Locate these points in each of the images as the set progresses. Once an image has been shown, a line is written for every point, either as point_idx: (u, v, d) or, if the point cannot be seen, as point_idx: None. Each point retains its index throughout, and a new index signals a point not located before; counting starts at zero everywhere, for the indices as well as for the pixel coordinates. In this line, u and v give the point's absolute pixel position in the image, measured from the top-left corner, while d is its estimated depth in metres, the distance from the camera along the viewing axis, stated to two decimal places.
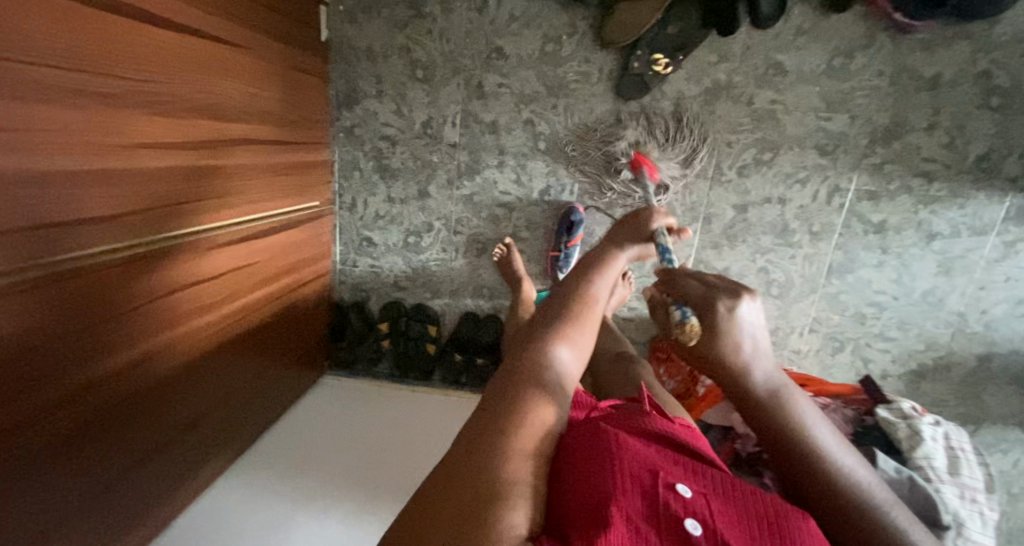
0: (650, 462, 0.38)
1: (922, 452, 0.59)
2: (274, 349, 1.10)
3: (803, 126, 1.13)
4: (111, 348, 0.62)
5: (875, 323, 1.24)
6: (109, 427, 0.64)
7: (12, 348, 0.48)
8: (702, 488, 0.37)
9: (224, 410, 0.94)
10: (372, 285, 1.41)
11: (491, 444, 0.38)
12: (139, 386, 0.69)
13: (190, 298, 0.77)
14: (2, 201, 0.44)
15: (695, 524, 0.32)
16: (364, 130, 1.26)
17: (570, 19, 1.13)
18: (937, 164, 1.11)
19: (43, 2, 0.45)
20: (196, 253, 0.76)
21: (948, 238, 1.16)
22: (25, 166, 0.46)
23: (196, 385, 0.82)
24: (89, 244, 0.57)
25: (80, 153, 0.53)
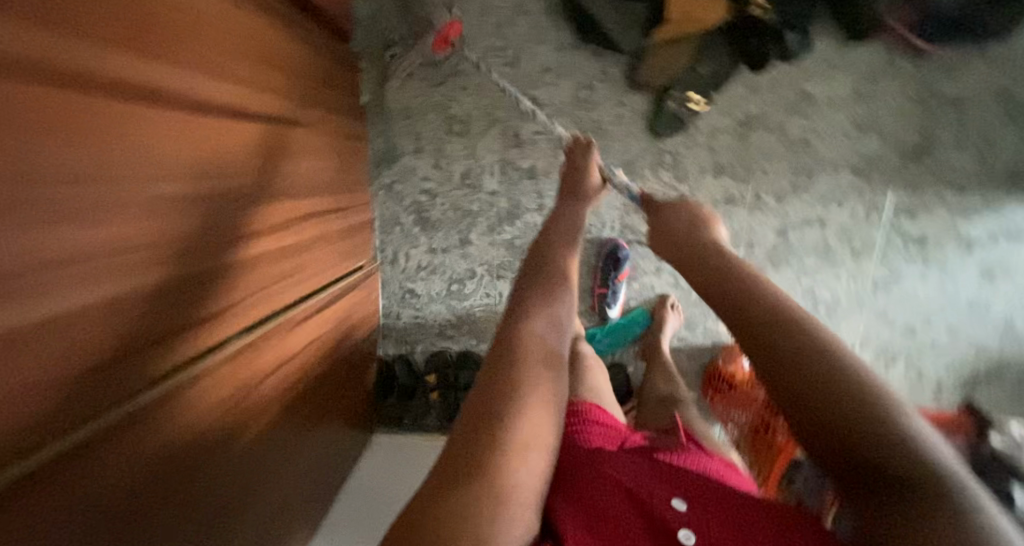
0: (646, 486, 0.43)
1: None
2: (333, 418, 1.07)
3: (836, 150, 1.17)
4: (228, 443, 0.64)
5: (925, 333, 1.25)
6: (211, 539, 0.61)
7: (158, 458, 0.49)
8: (695, 500, 0.42)
9: (303, 489, 0.93)
10: (418, 336, 1.41)
11: (482, 423, 0.38)
12: (230, 493, 0.65)
13: (277, 376, 0.78)
14: (136, 310, 0.46)
15: (689, 534, 0.36)
16: (403, 185, 1.27)
17: (602, 66, 1.17)
18: (968, 176, 1.14)
19: (161, 119, 0.48)
20: (282, 332, 0.77)
21: (987, 246, 1.18)
22: (152, 276, 0.48)
23: (284, 464, 0.83)
24: (207, 340, 0.59)
25: (173, 261, 0.51)
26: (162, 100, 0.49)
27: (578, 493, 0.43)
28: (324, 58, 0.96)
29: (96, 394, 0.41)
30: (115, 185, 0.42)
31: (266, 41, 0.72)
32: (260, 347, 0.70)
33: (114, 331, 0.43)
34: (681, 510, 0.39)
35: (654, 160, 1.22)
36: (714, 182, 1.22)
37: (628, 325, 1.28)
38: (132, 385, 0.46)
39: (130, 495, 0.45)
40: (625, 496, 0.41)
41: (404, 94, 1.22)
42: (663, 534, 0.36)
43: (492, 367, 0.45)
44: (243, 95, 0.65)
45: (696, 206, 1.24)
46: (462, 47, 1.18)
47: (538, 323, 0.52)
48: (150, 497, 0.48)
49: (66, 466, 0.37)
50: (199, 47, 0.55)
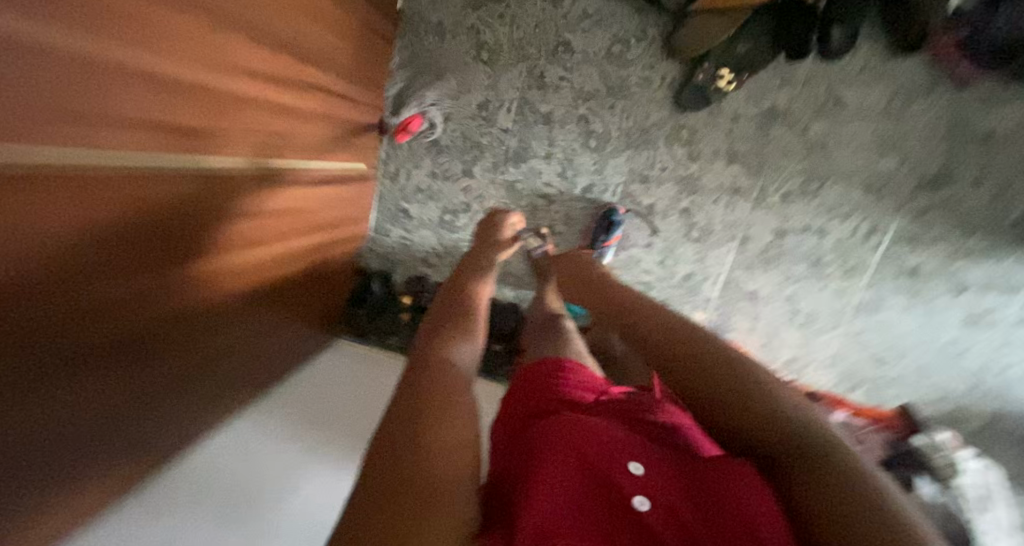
0: (598, 437, 0.40)
1: None
2: (298, 302, 1.09)
3: (852, 162, 1.15)
4: (185, 260, 0.64)
5: (892, 366, 1.26)
6: (152, 347, 0.63)
7: (113, 233, 0.49)
8: (648, 460, 0.40)
9: (254, 355, 0.95)
10: (402, 257, 1.43)
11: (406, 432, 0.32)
12: (179, 313, 0.66)
13: (251, 226, 0.79)
14: (121, 83, 0.45)
15: (644, 500, 0.34)
16: (419, 102, 1.27)
17: (642, 24, 1.15)
18: (977, 218, 1.13)
19: None
20: (264, 184, 0.79)
21: (977, 292, 1.17)
22: (141, 58, 0.47)
23: (238, 318, 0.84)
24: (184, 150, 0.59)
25: (163, 54, 0.51)
26: None
27: (532, 453, 0.40)
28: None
29: (73, 133, 0.41)
30: None
31: None
32: (238, 186, 0.72)
33: (99, 92, 0.43)
34: (636, 476, 0.37)
35: (671, 133, 1.21)
36: (723, 169, 1.21)
37: None
38: (105, 149, 0.46)
39: (79, 251, 0.45)
40: (585, 451, 0.38)
41: (441, 11, 1.21)
42: (621, 501, 0.34)
43: (413, 380, 0.39)
44: None
45: (700, 189, 1.23)
46: None
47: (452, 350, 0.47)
48: (98, 266, 0.49)
49: (32, 182, 0.37)
50: None
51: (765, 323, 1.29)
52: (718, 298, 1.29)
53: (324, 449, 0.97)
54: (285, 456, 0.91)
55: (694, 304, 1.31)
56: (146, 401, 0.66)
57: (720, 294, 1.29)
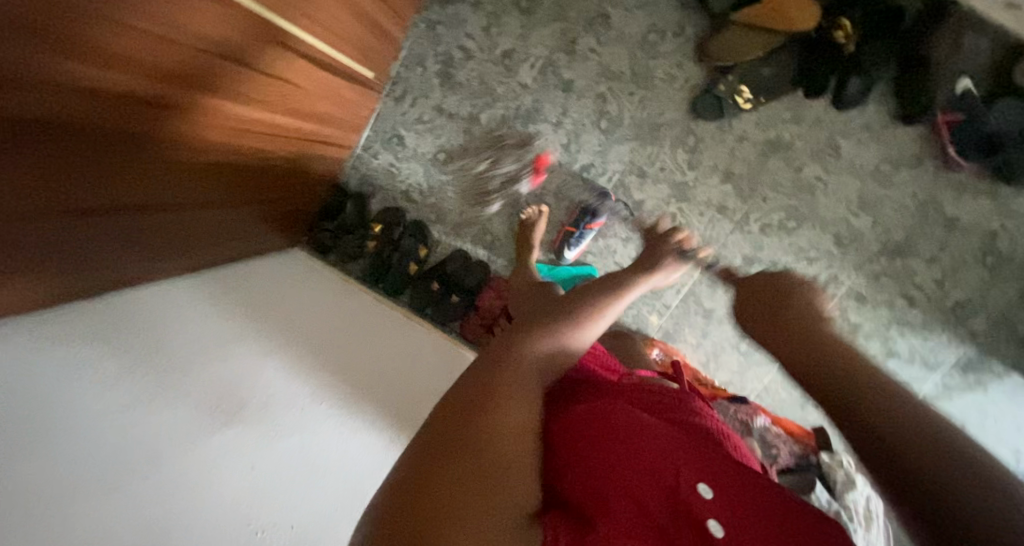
0: (660, 456, 0.39)
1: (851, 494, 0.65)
2: (258, 188, 1.04)
3: (832, 212, 1.21)
4: (109, 63, 0.53)
5: (812, 411, 1.34)
6: (82, 144, 0.59)
7: None
8: (713, 476, 0.38)
9: (186, 214, 0.87)
10: (384, 184, 1.38)
11: (468, 434, 0.35)
12: (85, 117, 0.56)
13: (208, 60, 0.68)
14: None
15: (718, 526, 0.33)
16: (446, 31, 1.23)
17: (682, 20, 1.15)
18: (922, 293, 1.21)
19: None
20: (241, 21, 0.69)
21: (902, 361, 1.27)
22: None
23: (169, 162, 0.75)
24: None
25: None
26: None
27: (592, 458, 0.41)
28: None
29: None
30: None
31: None
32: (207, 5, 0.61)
33: None
34: (707, 498, 0.35)
35: (678, 136, 1.23)
36: (716, 185, 1.24)
37: (574, 273, 1.27)
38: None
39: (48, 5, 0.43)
40: (645, 469, 0.38)
41: None
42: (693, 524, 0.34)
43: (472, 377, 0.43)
44: None
45: (690, 198, 1.26)
46: None
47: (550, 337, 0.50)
48: (58, 34, 0.45)
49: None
50: None
51: (712, 342, 1.34)
52: (676, 308, 1.33)
53: (250, 338, 0.92)
54: (201, 329, 0.87)
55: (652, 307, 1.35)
56: (55, 203, 0.62)
57: (679, 304, 1.33)
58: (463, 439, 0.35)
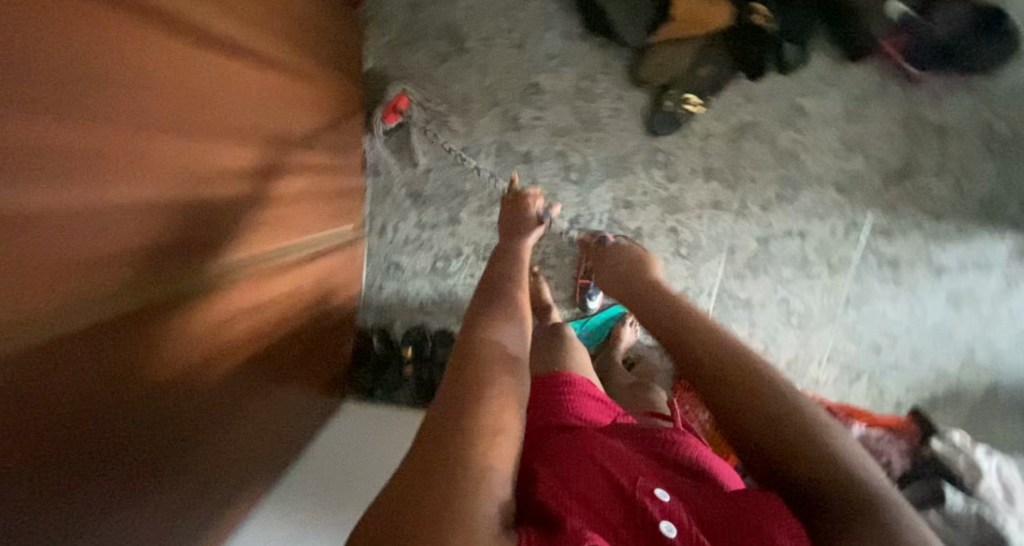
0: (622, 468, 0.38)
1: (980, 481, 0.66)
2: (303, 382, 1.05)
3: (822, 165, 1.20)
4: (180, 377, 0.58)
5: (889, 352, 1.30)
6: (194, 440, 0.64)
7: (82, 388, 0.42)
8: (688, 498, 0.36)
9: (269, 435, 0.92)
10: (398, 309, 1.39)
11: (457, 420, 0.29)
12: (184, 426, 0.61)
13: (246, 321, 0.74)
14: (101, 233, 0.42)
15: (672, 528, 0.30)
16: (398, 157, 1.27)
17: (606, 58, 1.18)
18: (944, 204, 1.19)
19: (154, 46, 0.47)
20: (257, 277, 0.75)
21: (955, 273, 1.23)
22: (122, 200, 0.45)
23: (254, 407, 0.81)
24: (156, 274, 0.52)
25: (145, 183, 0.48)
26: (160, 24, 0.48)
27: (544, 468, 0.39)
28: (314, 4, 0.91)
29: (94, 290, 0.42)
30: (102, 98, 0.40)
31: None
32: (222, 289, 0.66)
33: (72, 244, 0.39)
34: (667, 501, 0.34)
35: (648, 157, 1.24)
36: (703, 185, 1.25)
37: (604, 319, 1.33)
38: (132, 287, 0.48)
39: (105, 394, 0.45)
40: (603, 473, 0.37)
41: (407, 65, 1.21)
42: (647, 525, 0.31)
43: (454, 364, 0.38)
44: (240, 31, 0.65)
45: (683, 207, 1.26)
46: (470, 25, 1.18)
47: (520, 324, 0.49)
48: (131, 393, 0.50)
49: (67, 341, 0.39)
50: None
51: (763, 328, 1.32)
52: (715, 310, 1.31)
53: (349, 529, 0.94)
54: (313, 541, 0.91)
55: None
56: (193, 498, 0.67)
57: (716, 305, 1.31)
58: (457, 427, 0.28)
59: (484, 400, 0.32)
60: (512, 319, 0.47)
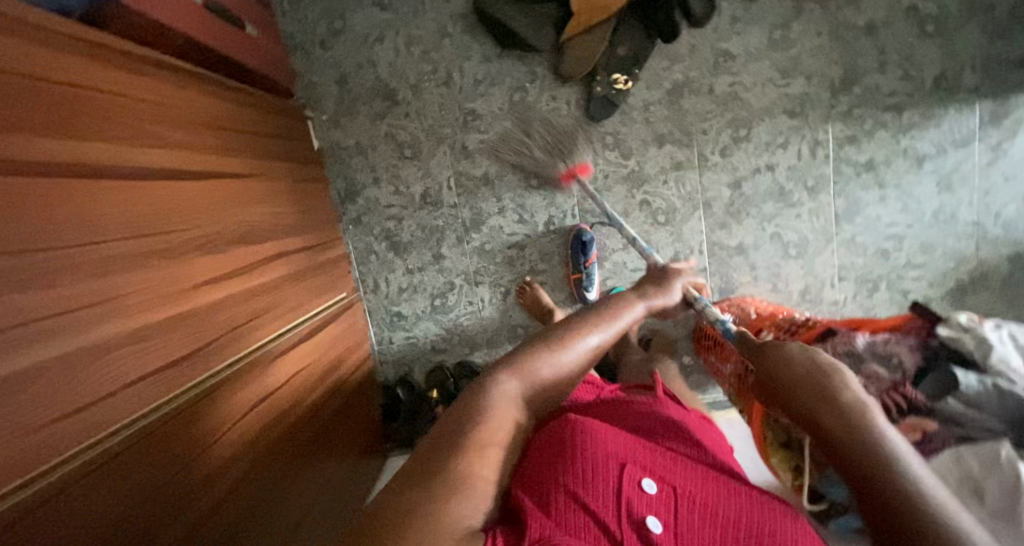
0: (622, 459, 0.48)
1: (997, 356, 0.60)
2: (339, 451, 1.07)
3: (766, 98, 1.21)
4: (211, 482, 0.60)
5: (899, 254, 1.27)
6: (243, 532, 0.66)
7: (123, 510, 0.45)
8: (667, 486, 0.47)
9: (320, 509, 0.93)
10: (413, 356, 1.44)
11: (462, 440, 0.43)
12: (229, 525, 0.62)
13: (263, 412, 0.76)
14: (100, 367, 0.46)
15: (657, 523, 0.41)
16: (370, 216, 1.33)
17: (528, 67, 1.23)
18: (900, 95, 1.17)
19: (112, 189, 0.53)
20: (262, 366, 0.78)
21: (937, 158, 1.20)
22: (111, 334, 0.49)
23: (292, 489, 0.81)
24: (162, 393, 0.56)
25: (129, 312, 0.52)
26: (113, 171, 0.54)
27: (551, 455, 0.48)
28: (264, 111, 1.01)
29: (100, 420, 0.45)
30: (74, 247, 0.46)
31: (206, 108, 0.79)
32: (231, 386, 0.69)
33: (75, 383, 0.42)
34: (650, 494, 0.45)
35: (598, 143, 1.27)
36: (659, 152, 1.26)
37: None
38: (95, 438, 0.44)
39: (146, 511, 0.48)
40: (600, 466, 0.46)
41: (352, 132, 1.28)
42: (633, 517, 0.42)
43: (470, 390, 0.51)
44: (196, 157, 0.72)
45: (646, 178, 1.28)
46: (397, 78, 1.25)
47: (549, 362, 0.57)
48: (171, 505, 0.52)
49: (60, 491, 0.38)
50: (153, 126, 0.63)
51: (764, 268, 1.30)
52: (711, 265, 1.31)
53: None
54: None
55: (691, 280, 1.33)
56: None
57: (710, 260, 1.31)
58: (461, 444, 0.42)
59: (482, 425, 0.45)
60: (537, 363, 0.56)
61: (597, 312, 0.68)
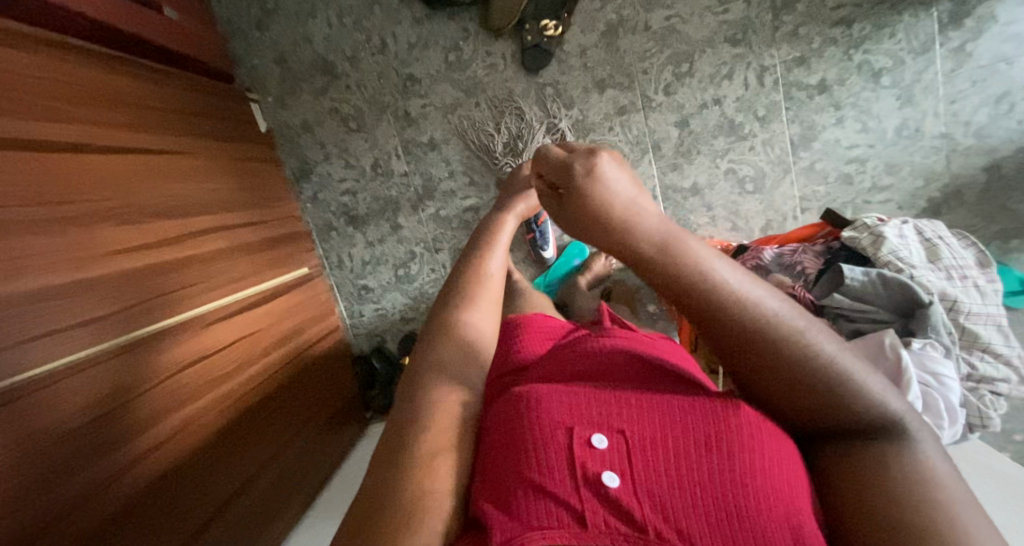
0: (561, 417, 0.38)
1: (886, 250, 0.78)
2: (309, 409, 1.13)
3: (705, 27, 1.16)
4: (138, 428, 0.66)
5: (863, 178, 1.21)
6: (184, 469, 0.72)
7: (28, 442, 0.51)
8: (622, 424, 0.37)
9: (285, 461, 0.97)
10: (384, 327, 1.46)
11: (402, 456, 0.38)
12: (164, 464, 0.69)
13: (198, 372, 0.81)
14: (7, 316, 0.53)
15: (613, 476, 0.33)
16: (325, 193, 1.37)
17: (460, 25, 1.22)
18: (847, 7, 1.12)
19: (14, 162, 0.59)
20: (192, 330, 0.83)
21: (894, 70, 1.14)
22: (22, 288, 0.55)
23: (243, 444, 0.86)
24: (83, 347, 0.62)
25: (41, 269, 0.59)
26: (13, 145, 0.60)
27: (491, 448, 0.39)
28: (187, 93, 1.06)
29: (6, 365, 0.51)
30: None
31: (117, 88, 0.85)
32: (159, 344, 0.75)
33: None
34: (603, 448, 0.35)
35: (539, 95, 1.24)
36: (601, 97, 1.23)
37: (568, 261, 1.33)
38: None
39: (54, 446, 0.54)
40: (536, 434, 0.36)
41: (298, 112, 1.31)
42: (590, 484, 0.33)
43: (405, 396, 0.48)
44: (107, 136, 0.78)
45: (592, 125, 1.25)
46: (333, 52, 1.26)
47: (471, 323, 0.56)
48: (86, 444, 0.58)
49: None
50: (55, 107, 0.69)
51: (722, 207, 1.27)
52: (668, 209, 1.28)
53: None
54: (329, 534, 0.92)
55: None
56: (227, 496, 0.79)
57: (666, 204, 1.27)
58: (405, 466, 0.37)
59: (425, 436, 0.41)
60: (457, 333, 0.54)
61: (484, 248, 0.66)
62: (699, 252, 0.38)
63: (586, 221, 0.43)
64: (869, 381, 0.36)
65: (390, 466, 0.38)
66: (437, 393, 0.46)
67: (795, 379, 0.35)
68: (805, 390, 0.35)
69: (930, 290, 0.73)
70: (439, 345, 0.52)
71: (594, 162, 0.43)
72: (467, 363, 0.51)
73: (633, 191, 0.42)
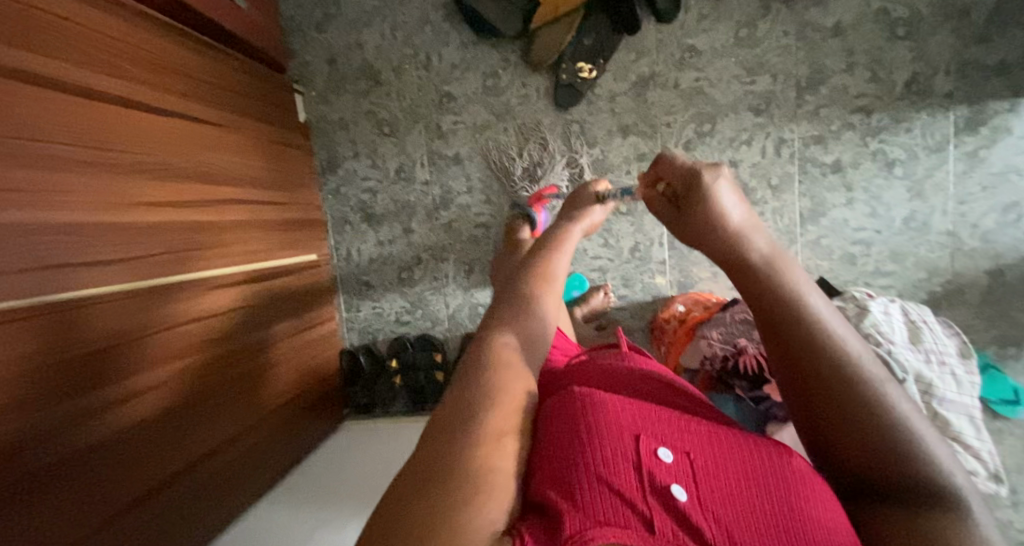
0: (629, 423, 0.34)
1: (869, 321, 0.80)
2: (288, 390, 1.14)
3: (731, 93, 1.22)
4: (125, 375, 0.68)
5: (867, 261, 1.23)
6: (159, 424, 0.73)
7: (19, 367, 0.53)
8: (686, 447, 0.34)
9: (249, 438, 0.95)
10: (377, 326, 1.47)
11: (469, 423, 0.30)
12: (141, 415, 0.69)
13: (193, 333, 0.83)
14: (29, 244, 0.56)
15: (681, 490, 0.29)
16: (347, 188, 1.42)
17: (502, 55, 1.30)
18: (868, 97, 1.17)
19: (70, 107, 0.64)
20: (196, 292, 0.85)
21: (908, 162, 1.18)
22: (46, 219, 0.58)
23: (217, 412, 0.86)
24: (90, 287, 0.64)
25: (70, 205, 0.62)
26: (69, 89, 0.64)
27: (539, 436, 0.34)
28: (243, 76, 1.14)
29: (18, 291, 0.54)
30: (21, 140, 0.56)
31: (178, 58, 0.91)
32: (162, 298, 0.77)
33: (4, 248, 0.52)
34: (667, 462, 0.32)
35: (565, 130, 1.30)
36: (623, 142, 1.28)
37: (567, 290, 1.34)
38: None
39: (40, 376, 0.55)
40: (601, 430, 0.32)
41: (338, 109, 1.39)
42: (652, 489, 0.29)
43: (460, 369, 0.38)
44: (161, 98, 0.84)
45: (610, 166, 1.30)
46: (381, 60, 1.35)
47: (540, 312, 0.49)
48: (69, 381, 0.59)
49: None
50: (117, 63, 0.75)
51: None
52: (672, 258, 1.32)
53: (337, 511, 0.92)
54: (288, 521, 0.90)
55: (651, 271, 1.33)
56: (197, 455, 0.80)
57: (671, 253, 1.32)
58: (467, 428, 0.30)
59: (496, 406, 0.33)
60: (528, 315, 0.47)
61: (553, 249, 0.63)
62: (797, 275, 0.42)
63: (698, 229, 0.49)
64: (931, 452, 0.35)
65: (448, 432, 0.30)
66: (506, 364, 0.38)
67: (866, 424, 0.35)
68: (868, 432, 0.35)
69: (905, 368, 0.75)
70: (509, 322, 0.45)
71: (712, 178, 0.49)
72: (534, 344, 0.44)
73: (740, 209, 0.48)
